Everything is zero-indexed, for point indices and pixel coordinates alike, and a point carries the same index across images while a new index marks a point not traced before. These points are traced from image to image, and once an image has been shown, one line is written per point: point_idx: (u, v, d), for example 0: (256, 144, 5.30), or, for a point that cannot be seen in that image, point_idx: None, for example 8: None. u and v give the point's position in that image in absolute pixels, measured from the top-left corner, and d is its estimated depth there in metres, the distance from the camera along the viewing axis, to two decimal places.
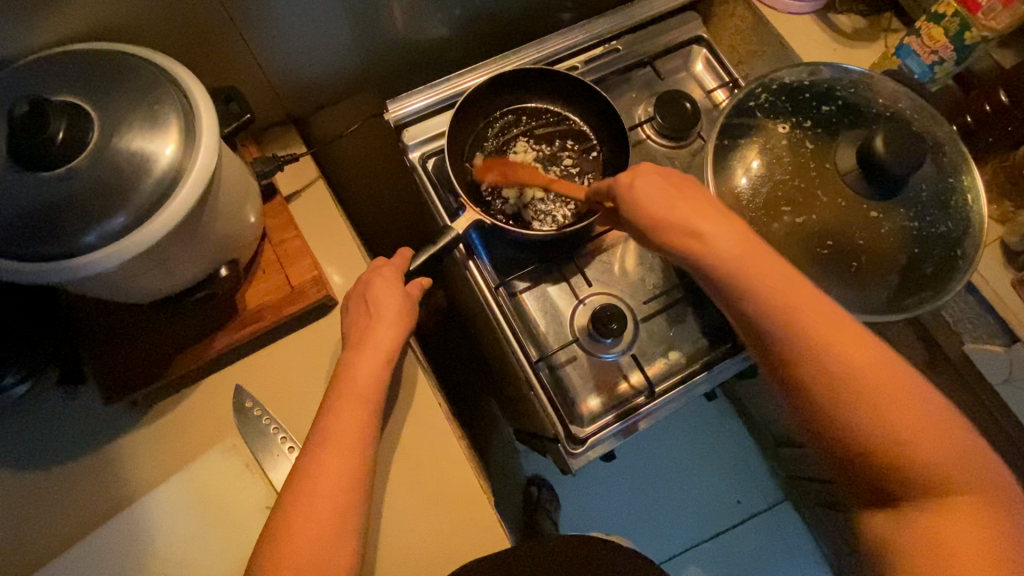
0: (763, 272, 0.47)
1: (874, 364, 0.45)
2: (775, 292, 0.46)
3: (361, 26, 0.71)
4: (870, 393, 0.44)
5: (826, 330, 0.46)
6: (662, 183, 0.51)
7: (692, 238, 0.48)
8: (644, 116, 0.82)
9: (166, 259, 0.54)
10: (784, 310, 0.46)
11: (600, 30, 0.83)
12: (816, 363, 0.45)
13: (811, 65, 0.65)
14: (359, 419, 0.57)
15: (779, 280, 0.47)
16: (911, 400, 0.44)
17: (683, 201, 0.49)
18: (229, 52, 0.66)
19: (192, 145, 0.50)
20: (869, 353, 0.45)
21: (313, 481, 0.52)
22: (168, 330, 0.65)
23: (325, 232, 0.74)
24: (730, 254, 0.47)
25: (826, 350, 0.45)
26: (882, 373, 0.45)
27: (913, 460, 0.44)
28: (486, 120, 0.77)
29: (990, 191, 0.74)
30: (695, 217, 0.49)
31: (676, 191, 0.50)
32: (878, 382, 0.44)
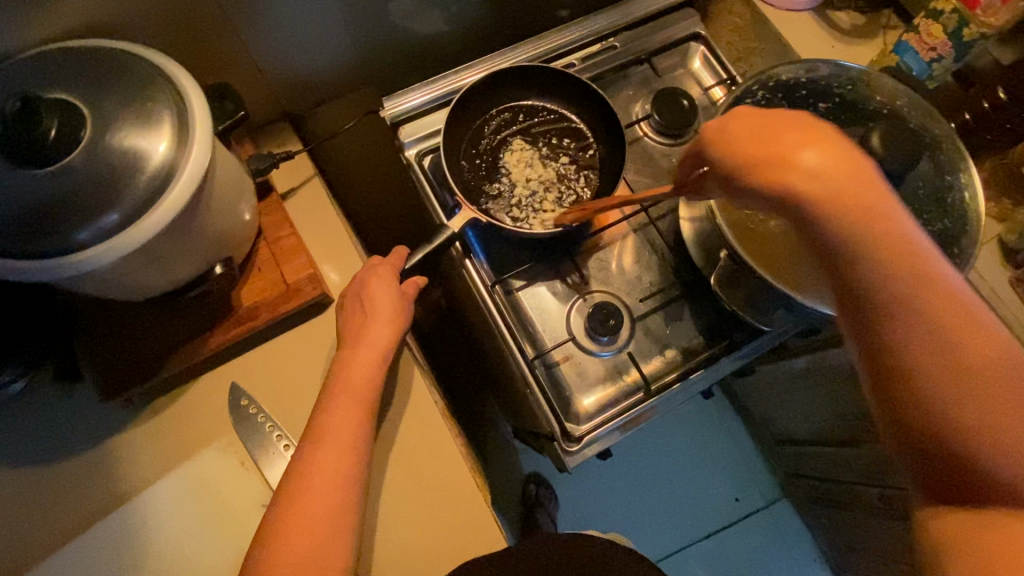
0: (870, 216, 0.43)
1: (968, 322, 0.43)
2: (880, 240, 0.43)
3: (357, 22, 0.71)
4: (962, 353, 0.42)
5: (927, 284, 0.43)
6: (761, 118, 0.46)
7: (796, 173, 0.43)
8: (641, 113, 0.82)
9: (161, 256, 0.53)
10: (890, 263, 0.43)
11: (597, 26, 0.83)
12: (912, 317, 0.43)
13: (808, 62, 0.65)
14: (355, 417, 0.57)
15: (883, 226, 0.43)
16: (1003, 379, 0.42)
17: (788, 134, 0.44)
18: (224, 49, 0.66)
19: (186, 142, 0.49)
20: (966, 311, 0.43)
21: (307, 480, 0.52)
22: (163, 328, 0.65)
23: (321, 230, 0.74)
24: (837, 192, 0.42)
25: (921, 305, 0.43)
26: (975, 328, 0.43)
27: (989, 433, 0.42)
28: (483, 117, 0.77)
29: (988, 189, 0.74)
30: (801, 153, 0.43)
31: (779, 122, 0.45)
32: (974, 356, 0.42)
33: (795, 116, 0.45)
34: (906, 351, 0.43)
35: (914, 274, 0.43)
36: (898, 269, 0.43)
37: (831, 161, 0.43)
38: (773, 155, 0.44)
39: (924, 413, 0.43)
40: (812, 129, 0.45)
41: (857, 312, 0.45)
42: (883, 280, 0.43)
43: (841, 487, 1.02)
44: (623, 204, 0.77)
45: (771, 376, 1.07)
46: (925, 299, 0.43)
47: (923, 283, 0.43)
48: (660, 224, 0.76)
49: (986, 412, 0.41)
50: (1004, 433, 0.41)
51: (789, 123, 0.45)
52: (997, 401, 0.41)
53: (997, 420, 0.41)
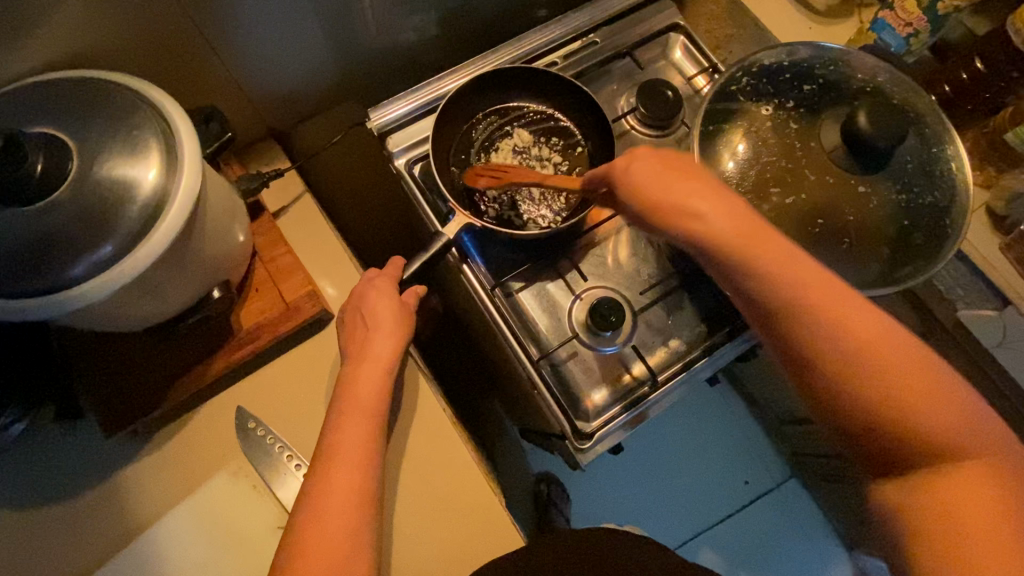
0: (753, 241, 0.47)
1: (866, 325, 0.45)
2: (770, 259, 0.47)
3: (338, 35, 0.71)
4: (861, 350, 0.45)
5: (818, 287, 0.46)
6: (660, 157, 0.52)
7: (691, 218, 0.49)
8: (627, 107, 0.83)
9: (158, 284, 0.53)
10: (782, 278, 0.47)
11: (576, 24, 0.83)
12: (814, 328, 0.46)
13: (788, 46, 0.65)
14: (365, 430, 0.56)
15: (768, 243, 0.47)
16: (910, 370, 0.44)
17: (678, 181, 0.50)
18: (206, 70, 0.65)
19: (175, 168, 0.49)
20: (862, 311, 0.46)
21: (325, 497, 0.52)
22: (162, 356, 0.64)
23: (315, 247, 0.73)
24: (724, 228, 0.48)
25: (817, 308, 0.46)
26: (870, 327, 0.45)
27: (918, 425, 0.44)
28: (470, 122, 0.76)
29: (973, 157, 0.76)
30: (695, 198, 0.49)
31: (669, 162, 0.52)
32: (877, 351, 0.44)
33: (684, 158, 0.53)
34: (815, 348, 0.46)
35: (805, 290, 0.46)
36: (785, 273, 0.47)
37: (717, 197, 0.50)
38: (671, 196, 0.50)
39: (840, 401, 0.46)
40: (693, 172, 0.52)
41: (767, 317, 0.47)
42: (783, 296, 0.46)
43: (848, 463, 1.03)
44: None
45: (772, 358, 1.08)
46: (819, 302, 0.46)
47: (816, 287, 0.46)
48: None
49: (895, 402, 0.44)
50: (930, 425, 0.43)
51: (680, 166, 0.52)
52: (910, 393, 0.44)
53: (902, 408, 0.44)
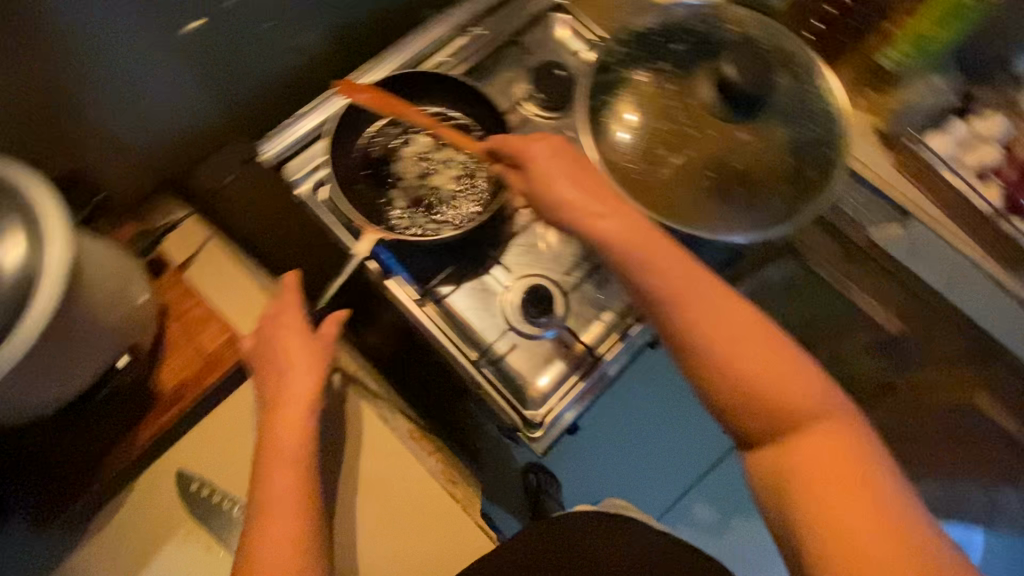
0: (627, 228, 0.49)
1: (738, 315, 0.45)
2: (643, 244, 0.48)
3: (207, 72, 0.68)
4: (725, 336, 0.43)
5: (692, 282, 0.45)
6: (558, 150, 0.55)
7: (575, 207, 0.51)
8: (524, 93, 0.83)
9: (54, 362, 0.50)
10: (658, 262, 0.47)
11: (458, 20, 0.83)
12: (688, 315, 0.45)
13: (661, 10, 0.66)
14: (298, 472, 0.55)
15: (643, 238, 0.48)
16: (781, 364, 0.43)
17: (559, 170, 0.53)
18: (68, 133, 0.62)
19: (40, 243, 0.46)
20: (721, 296, 0.45)
21: (260, 546, 0.50)
22: (84, 436, 0.61)
23: (230, 291, 0.72)
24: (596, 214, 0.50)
25: (686, 296, 0.45)
26: (732, 312, 0.44)
27: (793, 423, 0.42)
28: (364, 136, 0.74)
29: (855, 85, 0.79)
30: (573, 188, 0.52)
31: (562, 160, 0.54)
32: (750, 341, 0.43)
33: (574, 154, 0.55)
34: (682, 339, 0.44)
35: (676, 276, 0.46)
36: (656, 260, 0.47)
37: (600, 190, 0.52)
38: (574, 197, 0.52)
39: (711, 394, 0.44)
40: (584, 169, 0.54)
41: (654, 310, 0.46)
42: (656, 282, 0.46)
43: None
44: None
45: None
46: (683, 293, 0.45)
47: (676, 281, 0.45)
48: None
49: (756, 387, 0.42)
50: (803, 425, 0.42)
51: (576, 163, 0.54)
52: (782, 386, 0.42)
53: (763, 391, 0.42)
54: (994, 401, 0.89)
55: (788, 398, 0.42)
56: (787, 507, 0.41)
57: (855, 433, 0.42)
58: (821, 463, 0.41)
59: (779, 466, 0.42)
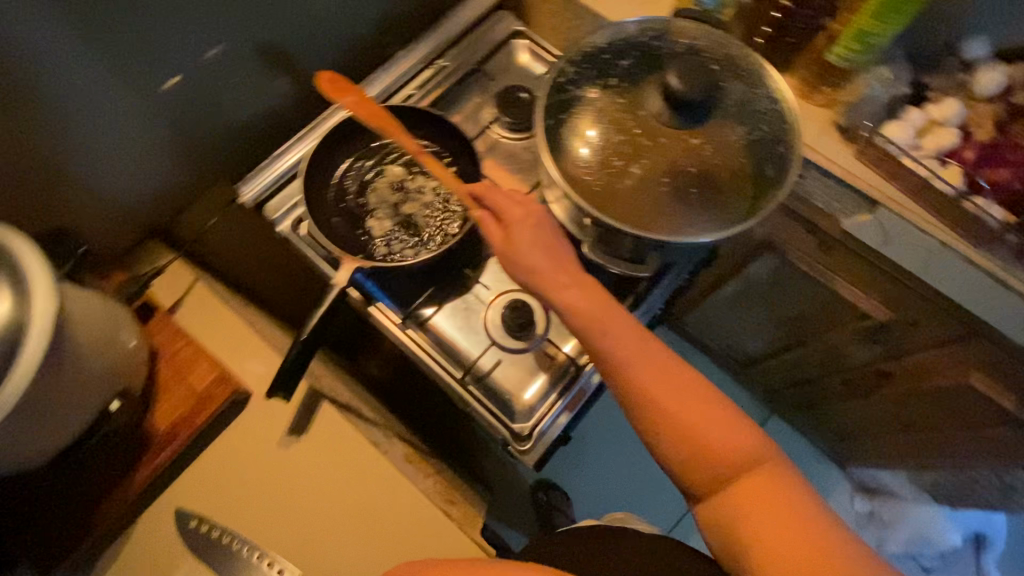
0: (586, 297, 0.52)
1: (684, 385, 0.49)
2: (605, 313, 0.51)
3: (181, 122, 0.71)
4: (674, 406, 0.49)
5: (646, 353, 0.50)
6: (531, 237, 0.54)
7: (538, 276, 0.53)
8: (491, 117, 0.86)
9: (45, 410, 0.52)
10: (609, 328, 0.51)
11: (423, 53, 0.87)
12: (644, 381, 0.49)
13: (614, 26, 0.69)
14: None
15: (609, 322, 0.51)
16: (721, 428, 0.49)
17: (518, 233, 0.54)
18: (55, 192, 0.66)
19: (26, 297, 0.48)
20: (671, 366, 0.50)
21: None
22: (80, 484, 0.63)
23: (217, 330, 0.74)
24: (552, 279, 0.53)
25: (638, 362, 0.50)
26: (681, 385, 0.49)
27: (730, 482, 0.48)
28: (339, 170, 0.78)
29: (809, 84, 0.82)
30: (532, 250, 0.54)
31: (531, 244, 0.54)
32: (691, 409, 0.49)
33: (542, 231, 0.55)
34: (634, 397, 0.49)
35: (627, 346, 0.50)
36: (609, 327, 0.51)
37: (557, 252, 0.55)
38: (547, 271, 0.53)
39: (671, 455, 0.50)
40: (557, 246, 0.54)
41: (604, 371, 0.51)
42: (613, 353, 0.50)
43: None
44: None
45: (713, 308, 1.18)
46: (635, 368, 0.49)
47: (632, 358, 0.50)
48: None
49: (698, 447, 0.48)
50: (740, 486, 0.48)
51: (553, 240, 0.55)
52: (718, 448, 0.48)
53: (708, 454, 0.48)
54: (983, 378, 0.87)
55: (728, 451, 0.48)
56: (738, 547, 0.48)
57: (786, 487, 0.48)
58: (760, 504, 0.47)
59: (724, 519, 0.48)
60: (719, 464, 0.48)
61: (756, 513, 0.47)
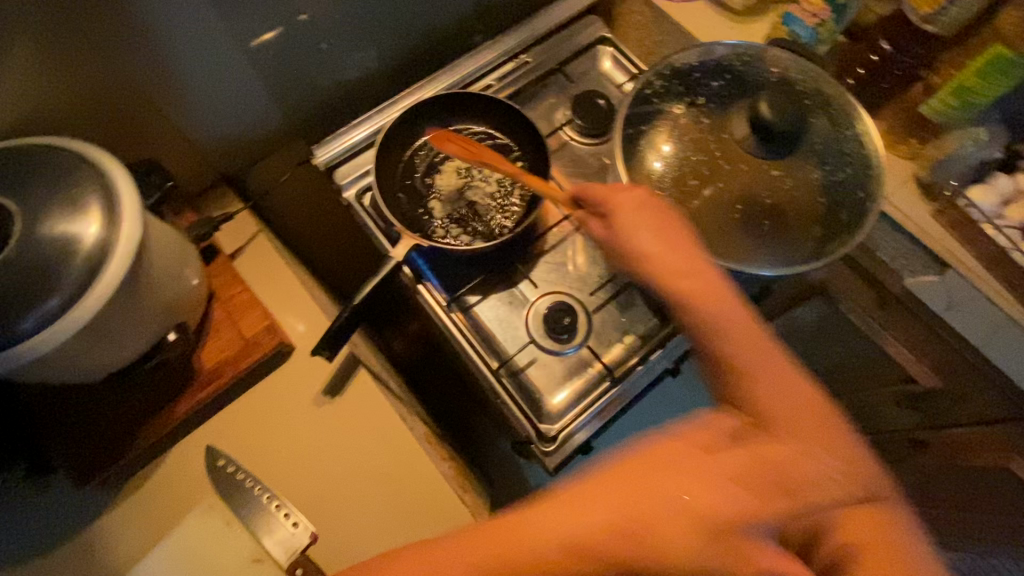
0: (705, 287, 0.49)
1: (813, 420, 0.41)
2: (726, 308, 0.47)
3: (272, 77, 0.74)
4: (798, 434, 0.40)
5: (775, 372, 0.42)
6: (641, 216, 0.55)
7: (642, 256, 0.54)
8: (564, 118, 0.86)
9: (112, 329, 0.55)
10: (731, 328, 0.45)
11: (508, 46, 0.88)
12: (766, 394, 0.42)
13: (703, 46, 0.68)
14: None
15: (738, 341, 0.44)
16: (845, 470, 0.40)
17: (630, 215, 0.56)
18: (148, 125, 0.69)
19: (115, 219, 0.51)
20: (794, 388, 0.42)
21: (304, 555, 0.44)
22: (125, 405, 0.65)
23: (272, 281, 0.76)
24: (664, 268, 0.52)
25: (759, 374, 0.42)
26: (806, 411, 0.41)
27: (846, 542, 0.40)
28: (412, 148, 0.80)
29: (896, 133, 0.80)
30: (641, 230, 0.55)
31: (635, 224, 0.55)
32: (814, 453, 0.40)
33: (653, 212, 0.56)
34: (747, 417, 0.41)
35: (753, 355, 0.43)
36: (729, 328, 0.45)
37: (668, 233, 0.55)
38: (650, 252, 0.53)
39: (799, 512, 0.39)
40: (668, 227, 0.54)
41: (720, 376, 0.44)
42: (737, 360, 0.43)
43: None
44: None
45: None
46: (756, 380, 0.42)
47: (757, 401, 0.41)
48: None
49: (827, 496, 0.39)
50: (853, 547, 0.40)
51: (665, 226, 0.55)
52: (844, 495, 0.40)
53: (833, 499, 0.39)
54: None
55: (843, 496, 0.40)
56: None
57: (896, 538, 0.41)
58: (877, 566, 0.40)
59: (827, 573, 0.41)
60: (842, 520, 0.41)
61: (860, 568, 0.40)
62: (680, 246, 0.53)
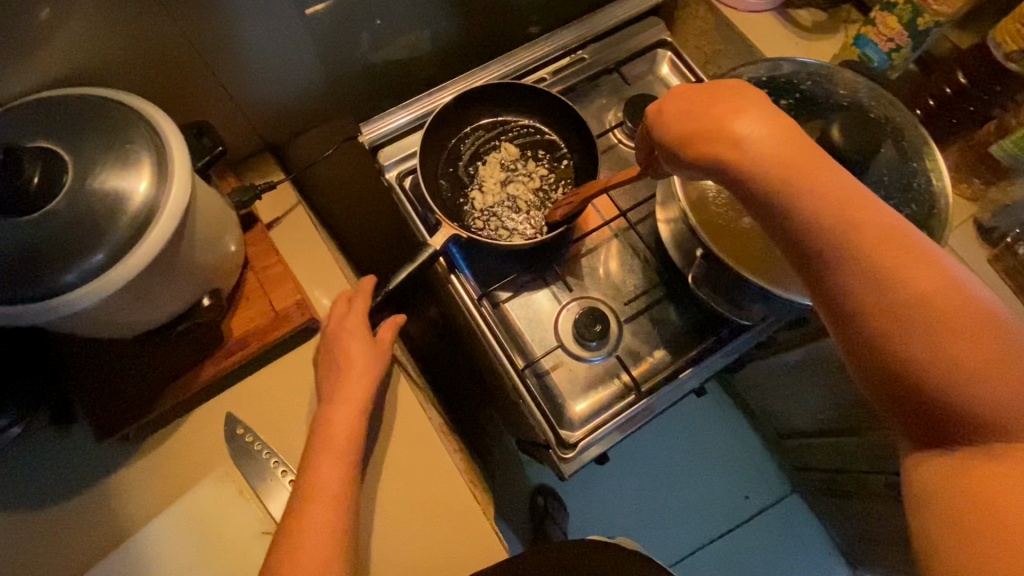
0: (787, 164, 0.45)
1: (927, 272, 0.42)
2: (805, 175, 0.45)
3: (327, 50, 0.73)
4: (907, 285, 0.41)
5: (870, 228, 0.43)
6: (699, 97, 0.49)
7: (726, 141, 0.47)
8: (614, 121, 0.84)
9: (150, 289, 0.54)
10: (801, 190, 0.45)
11: (566, 40, 0.85)
12: (857, 259, 0.43)
13: (771, 60, 0.67)
14: (343, 463, 0.58)
15: (893, 245, 0.42)
16: (973, 322, 0.40)
17: (716, 105, 0.48)
18: (201, 86, 0.68)
19: (166, 180, 0.51)
20: (911, 250, 0.42)
21: (319, 480, 0.56)
22: (153, 362, 0.66)
23: (306, 255, 0.76)
24: (765, 153, 0.46)
25: (849, 234, 0.43)
26: (916, 268, 0.41)
27: (966, 395, 0.40)
28: (458, 135, 0.79)
29: (960, 171, 0.77)
30: (727, 117, 0.47)
31: (711, 96, 0.49)
32: (927, 293, 0.41)
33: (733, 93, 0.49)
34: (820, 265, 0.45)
35: (853, 213, 0.43)
36: (817, 187, 0.44)
37: (744, 113, 0.48)
38: (738, 138, 0.46)
39: (887, 347, 0.42)
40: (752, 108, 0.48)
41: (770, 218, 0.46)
42: (825, 221, 0.44)
43: (850, 475, 1.07)
44: (604, 209, 0.79)
45: (769, 370, 1.13)
46: (865, 234, 0.43)
47: (912, 275, 0.42)
48: (640, 228, 0.78)
49: (959, 336, 0.40)
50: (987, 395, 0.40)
51: (748, 105, 0.48)
52: (969, 348, 0.40)
53: (958, 347, 0.40)
54: None
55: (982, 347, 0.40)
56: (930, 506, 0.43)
57: None
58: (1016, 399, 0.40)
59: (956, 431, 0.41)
60: (934, 386, 0.41)
61: (989, 413, 0.40)
62: (773, 124, 0.47)
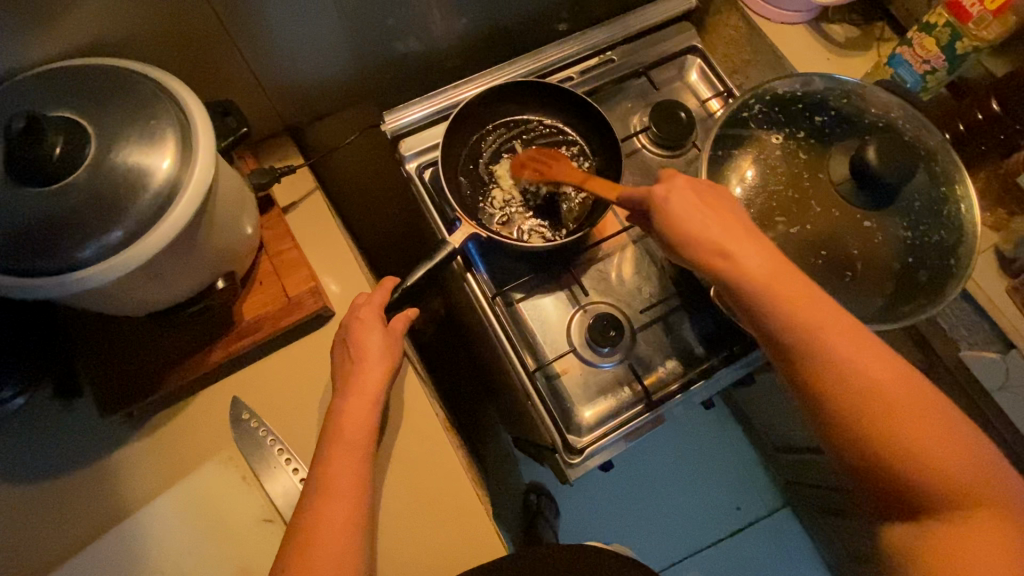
0: (773, 282, 0.47)
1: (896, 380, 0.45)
2: (785, 293, 0.47)
3: (356, 33, 0.71)
4: (876, 382, 0.45)
5: (850, 334, 0.46)
6: (691, 204, 0.51)
7: (720, 253, 0.48)
8: (639, 125, 0.83)
9: (166, 270, 0.54)
10: (782, 311, 0.47)
11: (595, 41, 0.84)
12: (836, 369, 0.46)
13: (803, 76, 0.66)
14: (356, 459, 0.57)
15: (853, 343, 0.46)
16: (930, 408, 0.45)
17: (710, 222, 0.49)
18: (226, 64, 0.67)
19: (189, 159, 0.50)
20: (887, 361, 0.46)
21: (333, 474, 0.56)
22: (162, 343, 0.65)
23: (320, 242, 0.75)
24: (754, 269, 0.47)
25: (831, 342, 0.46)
26: (884, 373, 0.45)
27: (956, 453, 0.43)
28: (481, 131, 0.78)
29: (984, 199, 0.74)
30: (718, 232, 0.49)
31: (708, 208, 0.50)
32: (898, 389, 0.45)
33: (722, 203, 0.51)
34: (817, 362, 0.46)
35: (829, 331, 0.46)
36: (797, 309, 0.47)
37: (733, 225, 0.50)
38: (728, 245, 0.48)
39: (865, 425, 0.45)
40: (734, 220, 0.50)
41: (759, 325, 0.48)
42: (806, 337, 0.46)
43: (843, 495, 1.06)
44: (623, 214, 0.78)
45: (772, 384, 1.12)
46: (843, 352, 0.46)
47: (881, 376, 0.45)
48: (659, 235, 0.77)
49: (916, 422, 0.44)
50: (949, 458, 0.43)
51: (729, 214, 0.50)
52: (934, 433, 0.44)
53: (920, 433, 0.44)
54: None
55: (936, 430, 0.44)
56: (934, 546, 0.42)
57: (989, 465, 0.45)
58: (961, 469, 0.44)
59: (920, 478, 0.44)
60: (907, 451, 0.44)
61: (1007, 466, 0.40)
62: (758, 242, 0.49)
